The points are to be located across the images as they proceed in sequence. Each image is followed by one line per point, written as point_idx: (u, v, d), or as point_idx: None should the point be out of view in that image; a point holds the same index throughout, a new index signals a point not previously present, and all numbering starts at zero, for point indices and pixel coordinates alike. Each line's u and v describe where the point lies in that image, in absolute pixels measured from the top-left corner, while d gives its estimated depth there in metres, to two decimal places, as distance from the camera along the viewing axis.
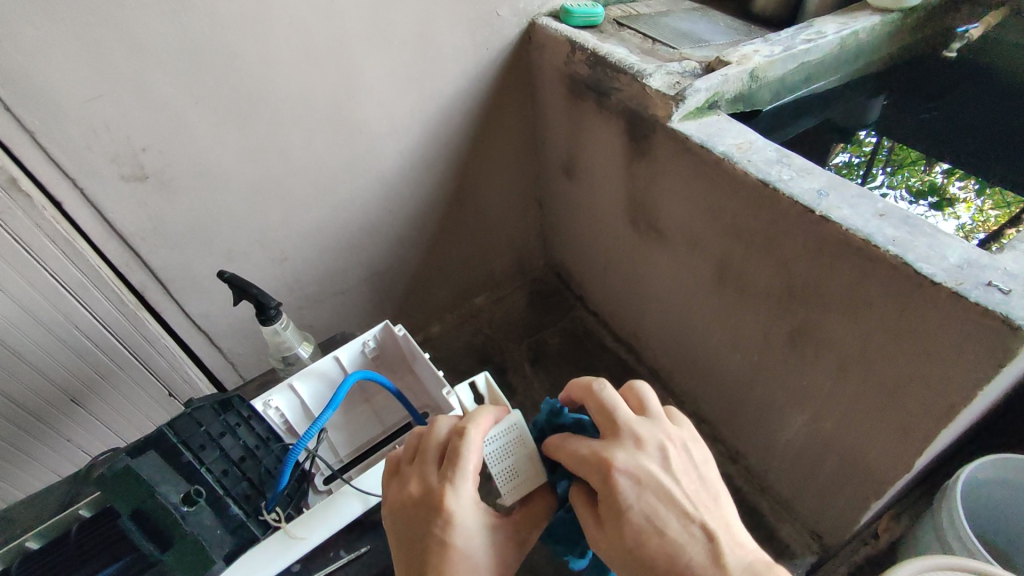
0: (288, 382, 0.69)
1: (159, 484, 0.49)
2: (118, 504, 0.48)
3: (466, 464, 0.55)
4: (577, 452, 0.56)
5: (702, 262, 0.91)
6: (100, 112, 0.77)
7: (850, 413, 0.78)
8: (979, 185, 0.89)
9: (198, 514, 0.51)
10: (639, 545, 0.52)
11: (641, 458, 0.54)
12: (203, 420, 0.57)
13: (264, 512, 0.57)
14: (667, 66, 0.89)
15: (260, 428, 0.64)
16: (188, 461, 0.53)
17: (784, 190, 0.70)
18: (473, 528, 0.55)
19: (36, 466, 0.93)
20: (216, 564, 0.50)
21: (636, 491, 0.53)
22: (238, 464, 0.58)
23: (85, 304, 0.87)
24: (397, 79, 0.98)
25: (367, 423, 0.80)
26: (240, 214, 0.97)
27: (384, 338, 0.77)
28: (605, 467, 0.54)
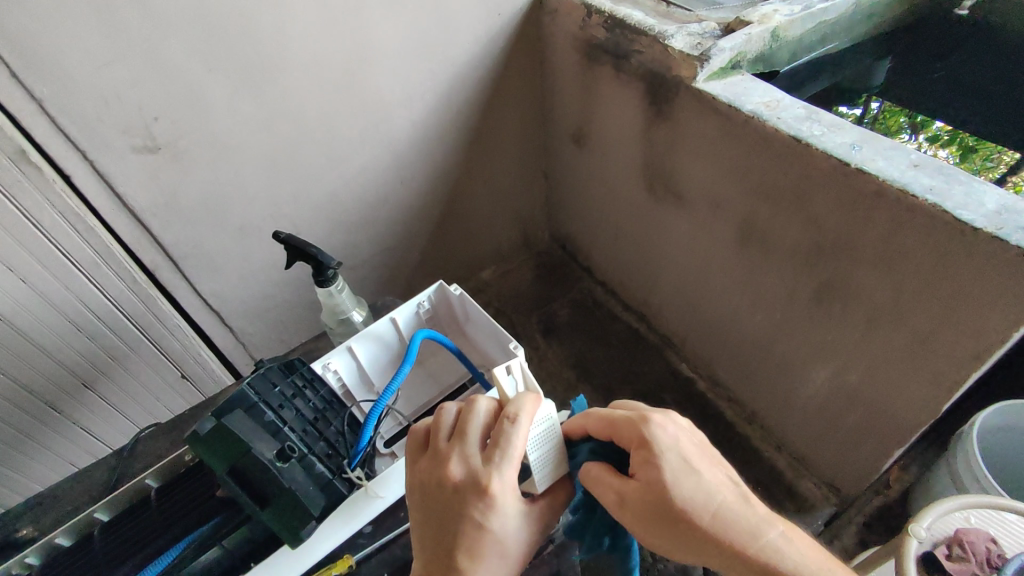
0: (347, 344, 0.68)
1: (253, 441, 0.48)
2: (214, 462, 0.46)
3: (514, 449, 0.52)
4: (609, 414, 0.56)
5: (724, 223, 0.92)
6: (111, 79, 0.74)
7: (877, 364, 0.80)
8: (954, 152, 0.91)
9: (291, 470, 0.49)
10: (671, 484, 0.49)
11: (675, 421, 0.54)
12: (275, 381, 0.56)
13: (348, 470, 0.55)
14: (687, 27, 0.89)
15: (325, 391, 0.62)
16: (273, 420, 0.51)
17: (817, 145, 0.71)
18: (512, 514, 0.52)
19: (48, 453, 0.91)
20: (313, 519, 0.49)
21: (670, 440, 0.52)
22: (314, 425, 0.57)
23: (98, 283, 0.84)
24: (410, 47, 0.96)
25: (424, 384, 0.79)
26: (253, 188, 0.95)
27: (437, 299, 0.76)
28: (639, 420, 0.53)
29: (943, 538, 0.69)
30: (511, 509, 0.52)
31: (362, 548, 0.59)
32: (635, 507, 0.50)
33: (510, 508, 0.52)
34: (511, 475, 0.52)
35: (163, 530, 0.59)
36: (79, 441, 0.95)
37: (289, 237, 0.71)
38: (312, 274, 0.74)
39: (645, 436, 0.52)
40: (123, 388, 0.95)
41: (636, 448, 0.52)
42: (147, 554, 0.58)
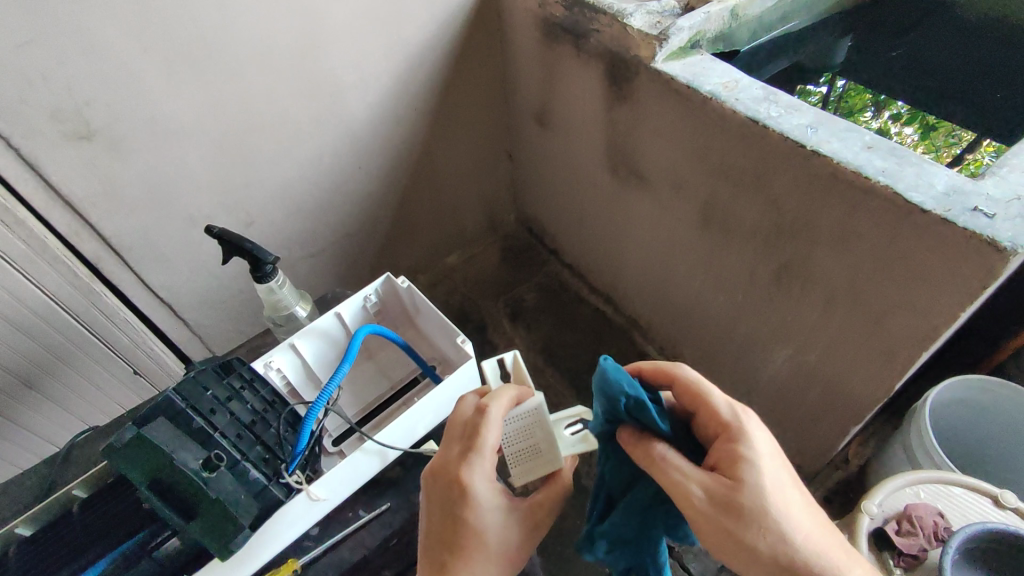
0: (289, 341, 0.65)
1: (177, 451, 0.45)
2: (133, 475, 0.44)
3: (484, 443, 0.54)
4: (707, 390, 0.53)
5: (686, 205, 0.91)
6: (35, 61, 0.69)
7: (834, 344, 0.80)
8: (917, 132, 0.90)
9: (219, 478, 0.47)
10: (764, 491, 0.47)
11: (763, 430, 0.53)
12: (207, 384, 0.53)
13: (286, 474, 0.52)
14: (647, 4, 0.86)
15: (266, 391, 0.59)
16: (201, 426, 0.49)
17: (774, 126, 0.70)
18: (488, 507, 0.54)
19: None
20: (245, 529, 0.47)
21: (767, 450, 0.50)
22: (251, 428, 0.54)
23: (34, 278, 0.80)
24: (362, 24, 0.92)
25: (373, 380, 0.75)
26: (199, 174, 0.91)
27: (385, 292, 0.73)
28: (741, 416, 0.51)
29: (891, 515, 0.71)
30: (488, 502, 0.54)
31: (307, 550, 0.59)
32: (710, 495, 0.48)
33: (486, 501, 0.54)
34: (485, 469, 0.55)
35: (92, 543, 0.56)
36: (26, 441, 0.91)
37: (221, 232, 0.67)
38: (248, 270, 0.69)
39: (748, 437, 0.50)
40: (71, 387, 0.91)
41: (730, 441, 0.50)
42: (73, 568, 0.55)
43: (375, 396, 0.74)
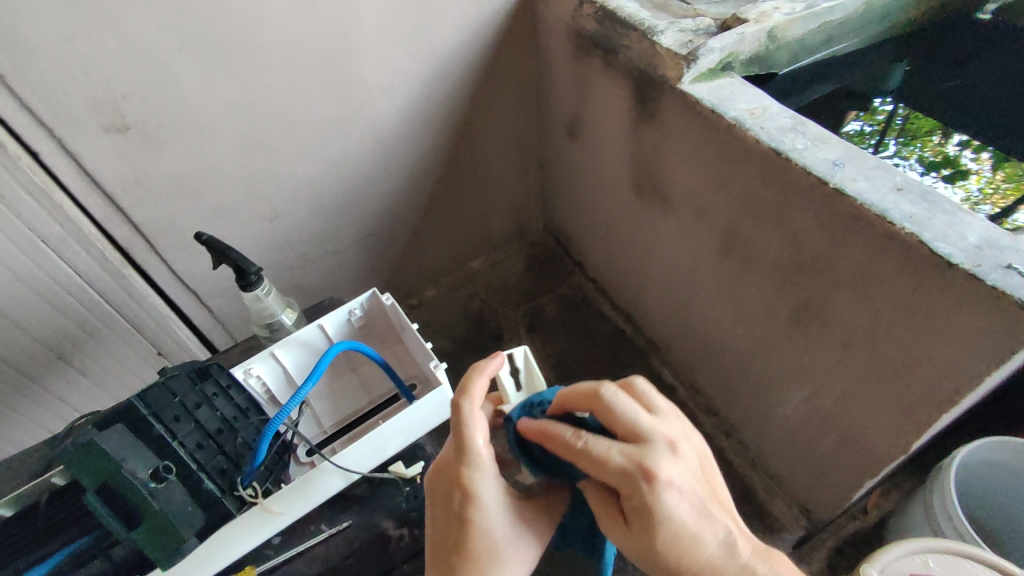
0: (269, 350, 0.65)
1: (126, 461, 0.46)
2: (82, 480, 0.45)
3: (477, 447, 0.49)
4: (603, 461, 0.46)
5: (707, 231, 0.88)
6: (76, 56, 0.72)
7: (852, 392, 0.76)
8: (994, 156, 0.85)
9: (167, 490, 0.48)
10: (674, 554, 0.47)
11: (679, 468, 0.47)
12: (179, 390, 0.53)
13: (240, 487, 0.53)
14: (680, 22, 0.83)
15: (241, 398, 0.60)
16: (160, 435, 0.49)
17: (797, 160, 0.67)
18: (493, 507, 0.51)
19: (28, 425, 0.91)
20: (187, 541, 0.48)
21: (676, 511, 0.46)
22: (214, 437, 0.55)
23: (67, 260, 0.84)
24: (395, 29, 0.93)
25: (353, 394, 0.74)
26: (229, 169, 0.93)
27: (372, 306, 0.71)
28: (640, 490, 0.45)
29: None
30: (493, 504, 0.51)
31: (268, 559, 0.57)
32: (627, 552, 0.50)
33: (491, 501, 0.50)
34: (487, 471, 0.50)
35: (46, 540, 0.50)
36: (63, 415, 0.96)
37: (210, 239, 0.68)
38: (236, 277, 0.70)
39: (653, 514, 0.45)
40: (100, 364, 0.95)
41: (636, 512, 0.46)
42: (18, 566, 0.48)
43: (353, 410, 0.73)
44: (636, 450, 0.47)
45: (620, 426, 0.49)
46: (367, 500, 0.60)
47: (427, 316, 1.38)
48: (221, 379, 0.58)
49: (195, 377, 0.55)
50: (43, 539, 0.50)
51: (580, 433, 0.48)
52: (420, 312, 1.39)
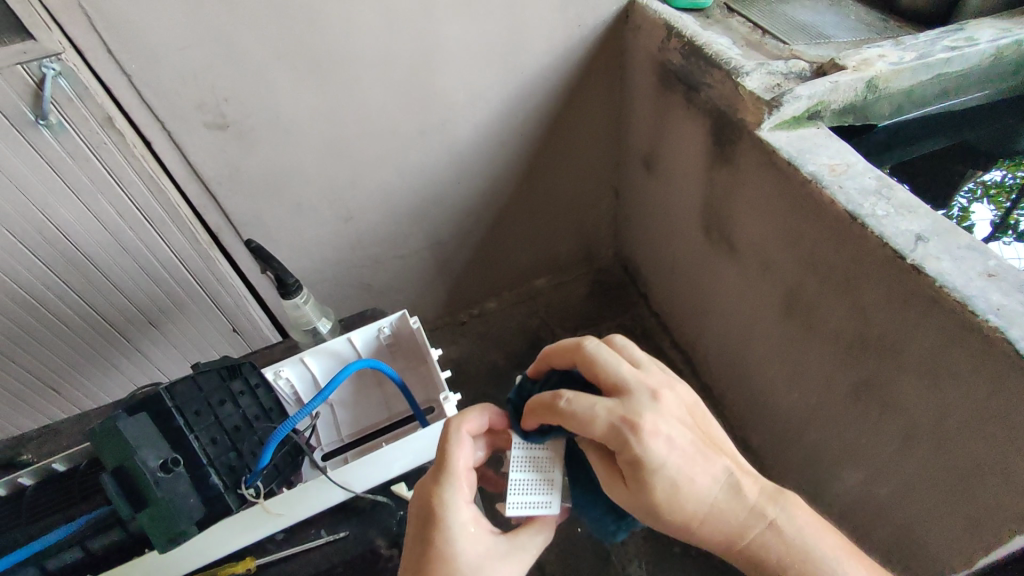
0: (298, 356, 0.68)
1: (140, 447, 0.48)
2: (103, 459, 0.47)
3: (452, 464, 0.51)
4: (588, 412, 0.49)
5: (772, 287, 0.83)
6: (190, 61, 0.80)
7: (913, 488, 0.68)
8: None
9: (174, 481, 0.49)
10: (670, 498, 0.48)
11: (664, 416, 0.49)
12: (205, 384, 0.57)
13: (242, 486, 0.54)
14: (770, 64, 0.79)
15: (266, 397, 0.63)
16: (177, 426, 0.52)
17: (873, 228, 0.61)
18: (465, 531, 0.49)
19: (119, 376, 1.07)
20: (184, 531, 0.49)
21: (662, 461, 0.48)
22: (230, 433, 0.57)
23: (164, 238, 0.93)
24: (481, 51, 0.95)
25: (375, 407, 0.76)
26: (313, 171, 1.00)
27: (401, 326, 0.72)
28: (626, 443, 0.48)
29: None
30: (465, 526, 0.49)
31: (267, 553, 0.58)
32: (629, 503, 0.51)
33: (462, 522, 0.50)
34: (463, 491, 0.51)
35: (77, 500, 0.52)
36: (146, 368, 1.09)
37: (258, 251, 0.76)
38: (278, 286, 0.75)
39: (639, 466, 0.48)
40: (181, 331, 1.07)
41: (622, 462, 0.49)
42: (53, 520, 0.52)
43: (371, 423, 0.75)
44: (618, 404, 0.49)
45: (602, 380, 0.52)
46: (366, 514, 0.60)
47: (485, 327, 1.40)
48: (251, 377, 0.62)
49: (224, 373, 0.59)
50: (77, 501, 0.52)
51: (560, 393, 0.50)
52: (479, 322, 1.41)
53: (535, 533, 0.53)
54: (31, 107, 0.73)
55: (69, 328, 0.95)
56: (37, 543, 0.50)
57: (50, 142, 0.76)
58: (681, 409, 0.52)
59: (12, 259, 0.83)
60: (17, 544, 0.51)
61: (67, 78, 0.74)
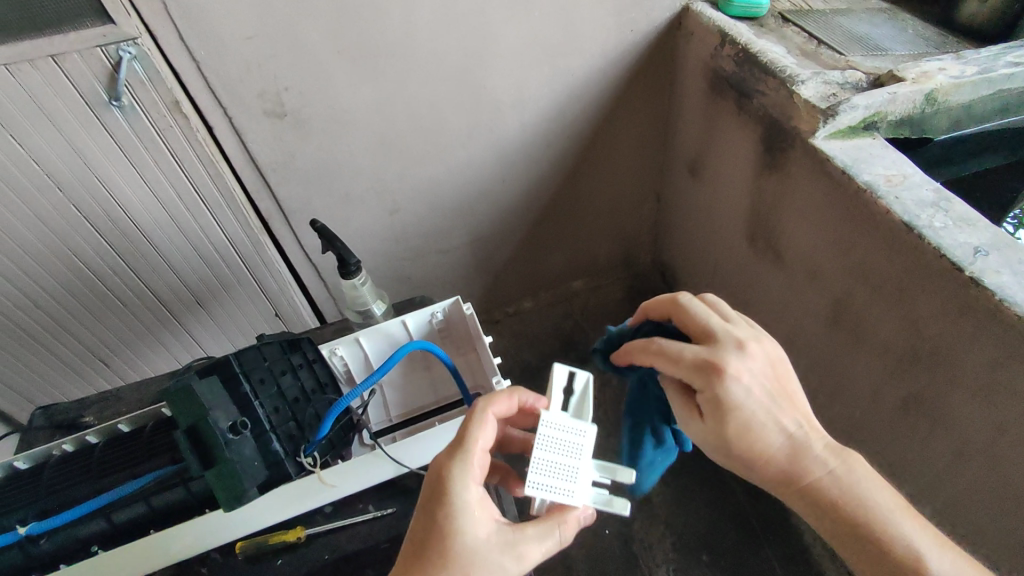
0: (355, 336, 0.70)
1: (212, 408, 0.50)
2: (176, 417, 0.49)
3: (467, 442, 0.52)
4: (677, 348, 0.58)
5: (818, 297, 0.82)
6: (254, 50, 0.82)
7: (961, 506, 0.67)
8: None
9: (242, 444, 0.51)
10: (736, 440, 0.56)
11: (747, 364, 0.56)
12: (269, 355, 0.59)
13: (302, 454, 0.55)
14: (826, 73, 0.78)
15: (320, 373, 0.64)
16: (244, 392, 0.54)
17: (931, 239, 0.60)
18: (466, 511, 0.50)
19: (165, 352, 1.13)
20: (249, 492, 0.49)
21: (734, 401, 0.55)
22: (289, 404, 0.58)
23: (218, 221, 0.96)
24: (533, 52, 0.96)
25: (422, 390, 0.77)
26: (364, 162, 1.02)
27: (453, 312, 0.74)
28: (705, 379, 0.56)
29: None
30: (469, 504, 0.50)
31: (314, 525, 0.59)
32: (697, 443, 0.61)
33: (466, 498, 0.50)
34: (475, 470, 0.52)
35: (145, 458, 0.55)
36: (190, 346, 1.14)
37: (323, 229, 0.77)
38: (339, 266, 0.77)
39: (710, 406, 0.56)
40: (227, 312, 1.11)
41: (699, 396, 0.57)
42: (119, 476, 0.55)
43: (420, 406, 0.77)
44: (708, 350, 0.57)
45: (692, 325, 0.60)
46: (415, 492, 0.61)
47: (520, 326, 1.42)
48: (309, 352, 0.64)
49: (285, 346, 0.61)
50: (146, 457, 0.56)
51: (655, 337, 0.60)
52: (513, 321, 1.43)
53: (543, 536, 0.52)
54: (106, 89, 0.76)
55: (123, 305, 1.01)
56: (107, 496, 0.53)
57: (122, 123, 0.79)
58: (765, 362, 0.57)
59: (78, 236, 0.89)
60: (86, 496, 0.54)
61: (142, 62, 0.76)
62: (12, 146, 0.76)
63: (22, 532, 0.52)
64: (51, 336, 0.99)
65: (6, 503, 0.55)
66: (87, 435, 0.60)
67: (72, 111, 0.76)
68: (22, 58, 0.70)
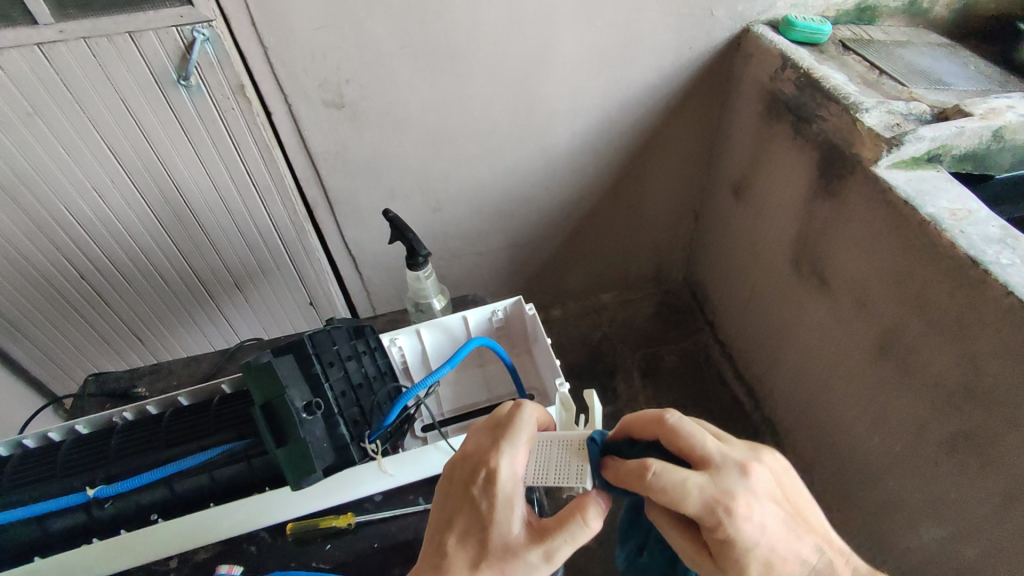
0: (416, 327, 0.71)
1: (289, 388, 0.51)
2: (253, 393, 0.50)
3: (518, 436, 0.50)
4: (696, 442, 0.48)
5: (865, 326, 0.82)
6: (321, 40, 0.84)
7: (1005, 551, 0.66)
8: None
9: (313, 425, 0.51)
10: (750, 565, 0.46)
11: (758, 510, 0.46)
12: (337, 339, 0.60)
13: (366, 441, 0.56)
14: (891, 103, 0.78)
15: (382, 362, 0.66)
16: (316, 373, 0.55)
17: (998, 275, 0.60)
18: (516, 505, 0.48)
19: (199, 333, 1.13)
20: (316, 474, 0.50)
21: (759, 517, 0.46)
22: (355, 389, 0.59)
23: (266, 206, 0.96)
24: (591, 61, 0.96)
25: (475, 388, 0.78)
26: (414, 159, 1.03)
27: (513, 312, 0.75)
28: (727, 480, 0.46)
29: None
30: (504, 498, 0.48)
31: (365, 513, 0.60)
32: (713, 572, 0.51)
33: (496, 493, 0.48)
34: (516, 461, 0.49)
35: (212, 431, 0.57)
36: (223, 328, 1.15)
37: (393, 219, 0.78)
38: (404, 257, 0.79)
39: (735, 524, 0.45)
40: (265, 297, 1.12)
41: (717, 537, 0.47)
42: (186, 448, 0.56)
43: (472, 402, 0.77)
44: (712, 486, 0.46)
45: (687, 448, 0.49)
46: None
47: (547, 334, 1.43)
48: (370, 341, 0.66)
49: (351, 332, 0.63)
50: (212, 431, 0.57)
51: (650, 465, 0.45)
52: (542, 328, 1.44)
53: (568, 536, 0.47)
54: (175, 68, 0.77)
55: (164, 282, 1.02)
56: (174, 467, 0.54)
57: (186, 102, 0.80)
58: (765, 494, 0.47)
59: (130, 209, 0.90)
60: (151, 465, 0.55)
61: (213, 44, 0.77)
62: (80, 118, 0.77)
63: (91, 494, 0.53)
64: (93, 308, 1.00)
65: (74, 465, 0.56)
66: (148, 406, 0.61)
67: (141, 88, 0.77)
68: (102, 33, 0.71)
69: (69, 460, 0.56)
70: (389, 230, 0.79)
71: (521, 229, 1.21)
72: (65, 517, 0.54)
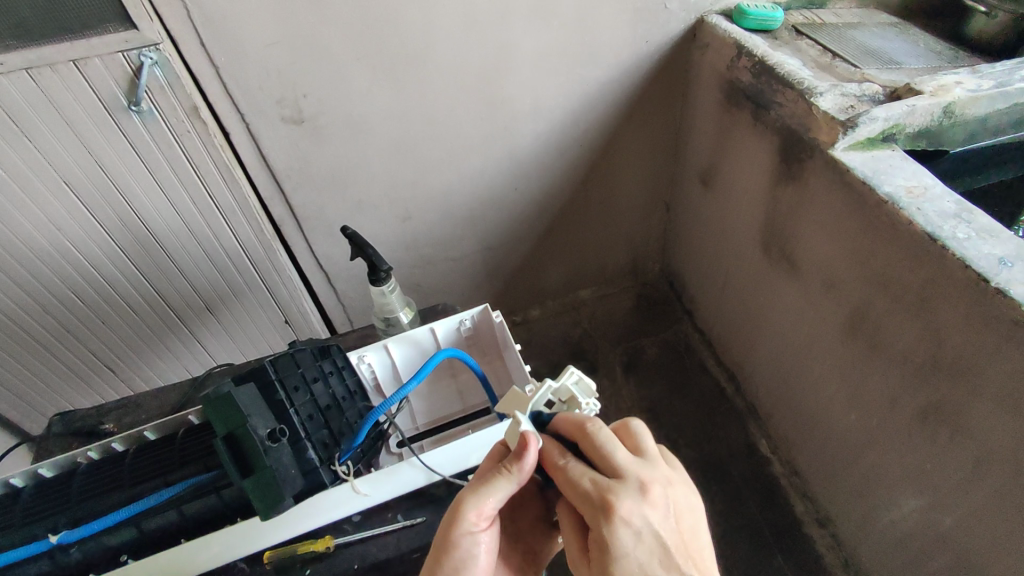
0: (383, 343, 0.71)
1: (252, 416, 0.50)
2: (215, 424, 0.49)
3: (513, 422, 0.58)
4: (609, 455, 0.51)
5: (835, 306, 0.83)
6: (274, 57, 0.82)
7: (982, 518, 0.67)
8: None
9: (279, 451, 0.51)
10: None
11: (641, 512, 0.49)
12: (302, 362, 0.59)
13: (336, 463, 0.57)
14: (843, 85, 0.79)
15: (350, 381, 0.65)
16: (280, 399, 0.54)
17: (955, 249, 0.61)
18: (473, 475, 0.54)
19: (173, 361, 1.12)
20: (285, 501, 0.50)
21: (633, 543, 0.48)
22: (323, 412, 0.59)
23: (231, 227, 0.95)
24: (549, 60, 0.96)
25: (449, 398, 0.78)
26: (379, 169, 1.02)
27: (481, 320, 0.75)
28: (609, 501, 0.49)
29: None
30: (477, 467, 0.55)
31: (344, 533, 0.60)
32: None
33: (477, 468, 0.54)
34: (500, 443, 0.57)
35: (178, 465, 0.56)
36: (197, 353, 1.13)
37: (355, 234, 0.78)
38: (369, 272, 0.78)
39: (609, 536, 0.48)
40: (237, 319, 1.10)
41: (595, 528, 0.49)
42: (149, 485, 0.55)
43: (446, 413, 0.77)
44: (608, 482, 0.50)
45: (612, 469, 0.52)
46: (443, 501, 0.61)
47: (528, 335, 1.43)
48: (337, 360, 0.65)
49: (316, 354, 0.62)
50: (176, 465, 0.56)
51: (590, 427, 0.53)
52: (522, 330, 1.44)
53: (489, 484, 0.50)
54: (124, 94, 0.75)
55: (134, 312, 1.00)
56: (138, 507, 0.53)
57: (139, 127, 0.78)
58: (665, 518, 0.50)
59: (90, 240, 0.88)
60: (115, 506, 0.55)
61: (162, 67, 0.76)
62: (29, 149, 0.75)
63: (53, 541, 0.53)
64: (60, 344, 0.98)
65: (34, 513, 0.55)
66: (113, 443, 0.60)
67: (90, 116, 0.75)
68: (43, 62, 0.69)
69: (28, 507, 0.55)
70: (351, 246, 0.78)
71: (493, 232, 1.21)
72: (28, 567, 0.53)
